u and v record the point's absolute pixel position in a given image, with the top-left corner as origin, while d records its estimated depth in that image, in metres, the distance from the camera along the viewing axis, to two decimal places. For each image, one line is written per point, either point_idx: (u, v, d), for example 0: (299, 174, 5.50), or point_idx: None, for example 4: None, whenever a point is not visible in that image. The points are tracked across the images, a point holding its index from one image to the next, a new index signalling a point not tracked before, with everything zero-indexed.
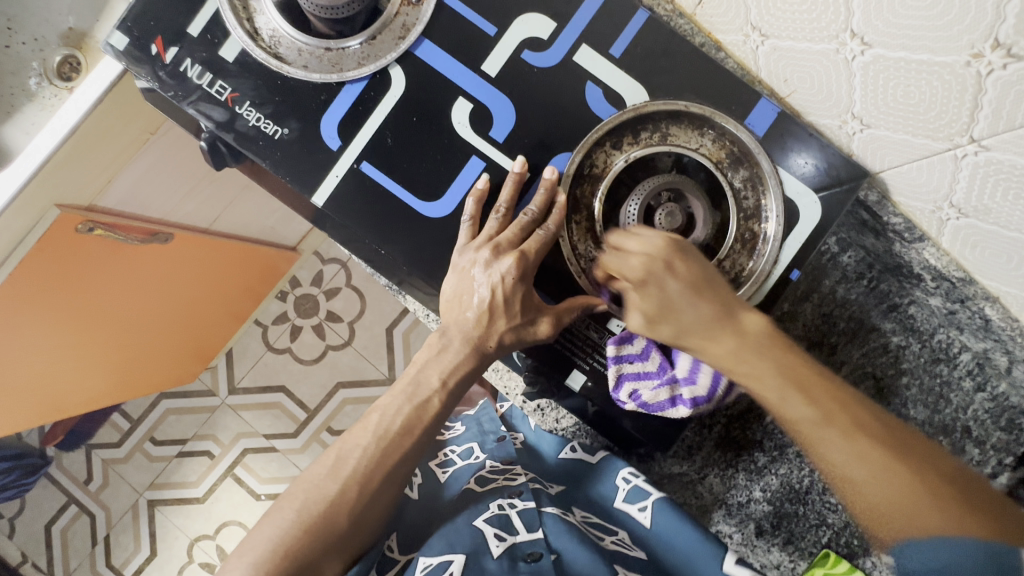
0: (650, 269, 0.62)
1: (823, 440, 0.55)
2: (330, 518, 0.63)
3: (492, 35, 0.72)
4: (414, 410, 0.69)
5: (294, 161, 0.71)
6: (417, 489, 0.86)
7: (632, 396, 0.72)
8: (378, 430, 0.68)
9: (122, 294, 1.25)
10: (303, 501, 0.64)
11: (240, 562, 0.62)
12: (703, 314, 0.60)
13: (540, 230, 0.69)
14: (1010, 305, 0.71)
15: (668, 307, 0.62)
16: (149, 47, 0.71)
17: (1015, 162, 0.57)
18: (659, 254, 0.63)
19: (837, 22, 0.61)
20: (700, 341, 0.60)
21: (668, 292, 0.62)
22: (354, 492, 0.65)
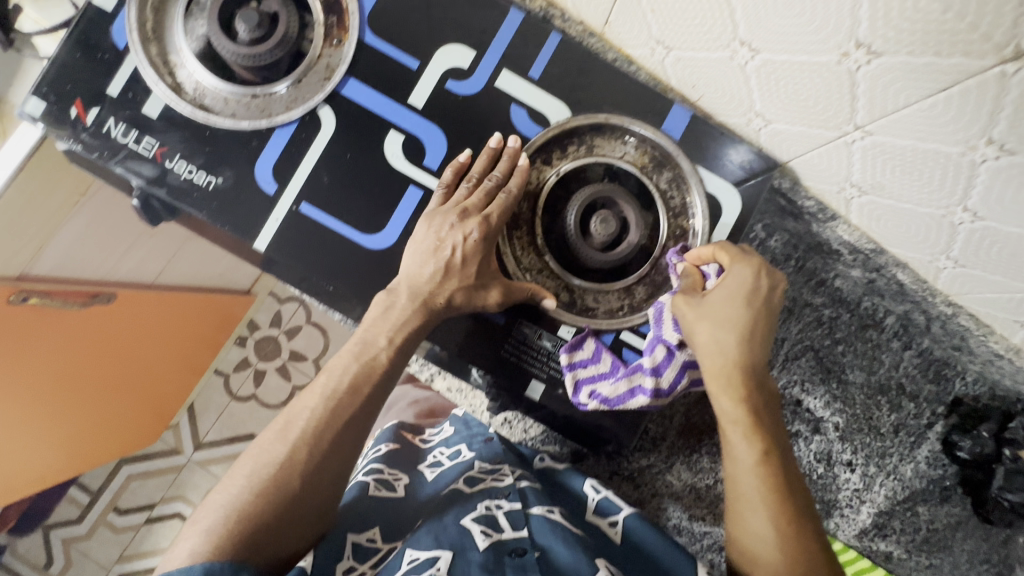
0: (754, 287, 0.69)
1: (755, 503, 0.64)
2: (281, 483, 0.61)
3: (415, 69, 0.74)
4: (361, 367, 0.68)
5: (232, 210, 0.71)
6: (401, 488, 0.82)
7: (592, 398, 0.73)
8: (331, 399, 0.66)
9: (66, 360, 1.20)
10: (254, 467, 0.62)
11: (192, 534, 0.58)
12: (732, 304, 0.68)
13: (502, 193, 0.71)
14: (918, 270, 0.79)
15: (730, 291, 0.68)
16: (68, 109, 0.70)
17: (894, 142, 0.61)
18: (767, 280, 0.70)
19: (726, 33, 0.63)
20: (722, 315, 0.68)
21: (739, 276, 0.69)
22: (304, 450, 0.63)
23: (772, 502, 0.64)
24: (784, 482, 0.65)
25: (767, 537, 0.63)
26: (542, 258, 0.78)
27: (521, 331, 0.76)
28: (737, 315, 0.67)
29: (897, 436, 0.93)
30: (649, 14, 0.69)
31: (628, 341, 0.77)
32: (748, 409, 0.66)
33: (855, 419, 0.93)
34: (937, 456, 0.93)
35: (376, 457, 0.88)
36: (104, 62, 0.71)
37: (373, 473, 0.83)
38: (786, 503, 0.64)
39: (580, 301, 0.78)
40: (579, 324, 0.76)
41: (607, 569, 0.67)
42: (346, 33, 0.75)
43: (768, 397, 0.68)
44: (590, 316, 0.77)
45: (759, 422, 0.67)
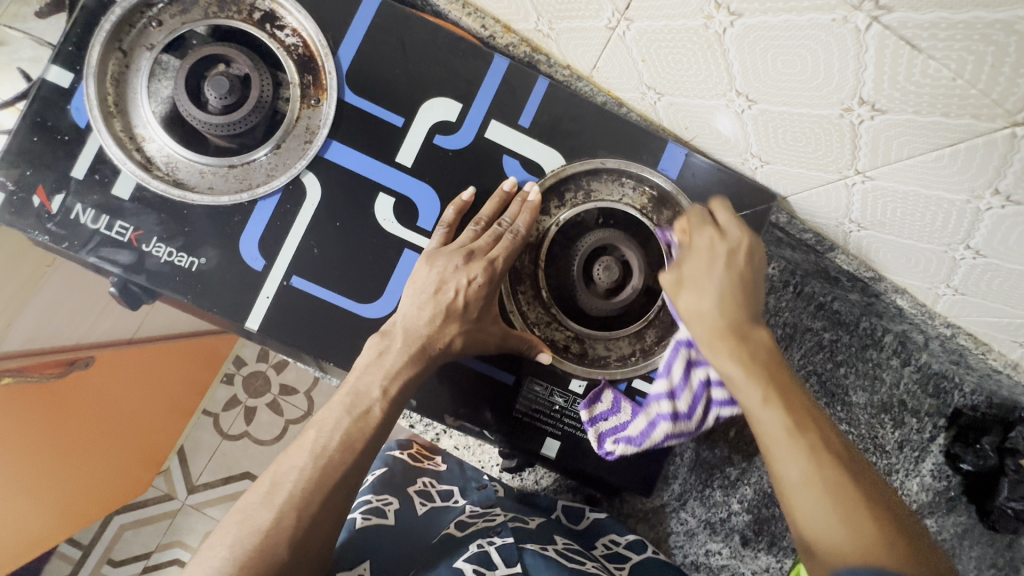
0: (715, 249, 0.66)
1: (786, 451, 0.52)
2: (268, 556, 0.52)
3: (400, 126, 0.70)
4: (354, 423, 0.59)
5: (217, 290, 0.67)
6: (392, 516, 0.75)
7: (618, 444, 0.72)
8: (321, 456, 0.57)
9: (46, 426, 1.15)
10: (238, 534, 0.53)
11: None
12: (708, 269, 0.65)
13: (509, 234, 0.67)
14: (917, 295, 0.78)
15: (699, 276, 0.65)
16: (30, 199, 0.65)
17: (896, 187, 0.60)
18: (731, 240, 0.67)
19: (722, 83, 0.62)
20: (696, 281, 0.64)
21: (712, 249, 0.66)
22: (293, 516, 0.54)
23: (803, 447, 0.52)
24: (821, 435, 0.53)
25: (812, 493, 0.49)
26: (548, 310, 0.75)
27: (531, 389, 0.72)
28: (710, 278, 0.64)
29: (902, 453, 0.94)
30: (640, 62, 0.66)
31: (641, 388, 0.73)
32: (747, 359, 0.58)
33: (861, 439, 0.94)
34: (941, 468, 0.94)
35: (366, 486, 0.83)
36: (65, 143, 0.66)
37: (362, 505, 0.77)
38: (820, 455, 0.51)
39: (591, 351, 0.75)
40: (590, 376, 0.73)
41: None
42: (323, 92, 0.70)
43: (765, 349, 0.59)
44: (602, 366, 0.74)
45: (767, 372, 0.57)
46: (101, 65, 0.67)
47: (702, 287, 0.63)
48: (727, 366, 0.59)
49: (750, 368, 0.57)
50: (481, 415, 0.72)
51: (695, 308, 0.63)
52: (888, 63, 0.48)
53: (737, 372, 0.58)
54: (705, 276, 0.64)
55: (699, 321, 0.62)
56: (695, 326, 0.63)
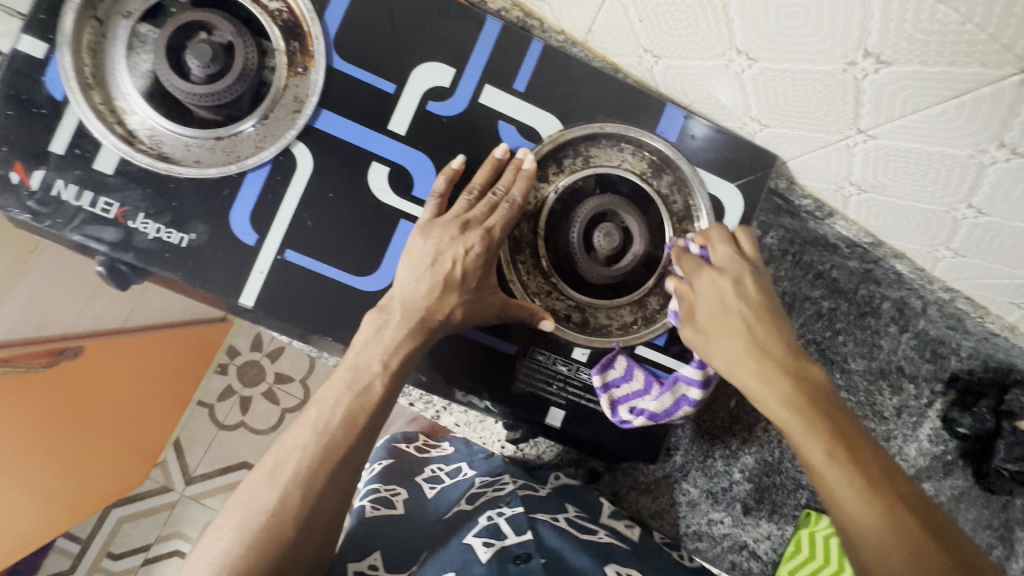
0: (720, 285, 0.63)
1: (856, 510, 0.49)
2: (273, 534, 0.51)
3: (392, 93, 0.68)
4: (355, 399, 0.58)
5: (210, 267, 0.65)
6: (401, 503, 0.77)
7: (636, 414, 0.71)
8: (322, 434, 0.56)
9: (38, 416, 1.13)
10: (242, 513, 0.52)
11: None
12: (718, 308, 0.63)
13: (506, 203, 0.66)
14: (916, 259, 0.78)
15: (716, 314, 0.62)
16: (8, 176, 0.62)
17: (899, 146, 0.60)
18: (732, 272, 0.64)
19: (721, 42, 0.60)
20: (715, 333, 0.62)
21: (723, 284, 0.63)
22: (296, 494, 0.53)
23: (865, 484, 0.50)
24: (872, 463, 0.52)
25: (884, 543, 0.47)
26: (549, 280, 0.74)
27: (534, 356, 0.71)
28: (733, 320, 0.61)
29: (900, 418, 0.94)
30: (637, 22, 0.64)
31: (650, 356, 0.73)
32: (794, 398, 0.56)
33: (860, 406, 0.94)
34: (939, 433, 0.95)
35: (373, 475, 0.85)
36: (41, 117, 0.63)
37: (370, 493, 0.78)
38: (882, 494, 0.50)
39: (592, 320, 0.74)
40: (594, 344, 0.72)
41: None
42: (311, 59, 0.68)
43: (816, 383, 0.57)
44: (604, 333, 0.74)
45: (821, 412, 0.55)
46: (76, 34, 0.64)
47: (725, 330, 0.61)
48: (767, 402, 0.57)
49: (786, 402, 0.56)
50: (483, 389, 0.71)
51: (725, 353, 0.61)
52: (895, 10, 0.47)
53: (778, 409, 0.56)
54: (724, 310, 0.62)
55: (722, 353, 0.61)
56: (729, 370, 0.61)
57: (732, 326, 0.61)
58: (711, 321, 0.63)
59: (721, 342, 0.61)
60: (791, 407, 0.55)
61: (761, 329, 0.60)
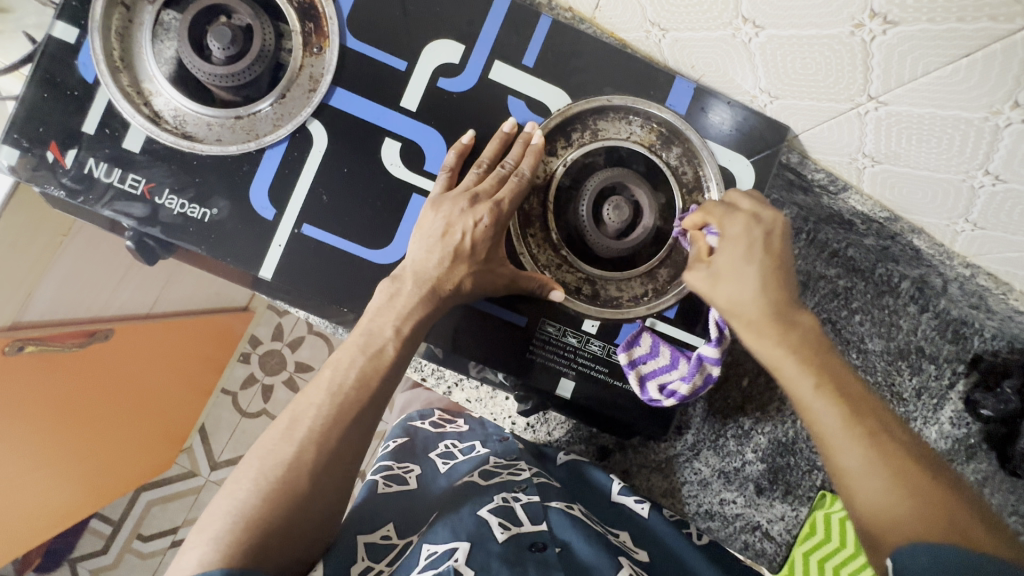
0: (751, 232, 0.61)
1: (844, 440, 0.51)
2: (288, 485, 0.53)
3: (403, 70, 0.70)
4: (369, 361, 0.60)
5: (231, 240, 0.68)
6: (414, 480, 0.78)
7: (666, 394, 0.72)
8: (334, 395, 0.58)
9: (71, 396, 1.18)
10: (259, 467, 0.54)
11: (196, 542, 0.51)
12: (732, 245, 0.61)
13: (515, 176, 0.67)
14: (934, 234, 0.76)
15: (724, 270, 0.61)
16: (44, 154, 0.66)
17: (910, 111, 0.59)
18: (765, 223, 0.61)
19: (727, 11, 0.60)
20: (722, 275, 0.61)
21: (751, 234, 0.61)
22: (313, 450, 0.55)
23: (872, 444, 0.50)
24: (870, 412, 0.53)
25: (882, 502, 0.48)
26: (558, 253, 0.75)
27: (543, 331, 0.72)
28: (742, 268, 0.60)
29: (920, 400, 0.92)
30: None
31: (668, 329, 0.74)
32: (797, 344, 0.56)
33: (877, 387, 0.92)
34: (961, 415, 0.92)
35: (387, 453, 0.85)
36: (74, 98, 0.67)
37: (383, 469, 0.79)
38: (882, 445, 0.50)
39: (602, 293, 0.75)
40: (603, 315, 0.73)
41: (631, 568, 0.62)
42: (325, 40, 0.70)
43: (812, 334, 0.57)
44: (613, 306, 0.74)
45: (820, 366, 0.55)
46: (105, 19, 0.67)
47: (732, 274, 0.60)
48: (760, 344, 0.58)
49: (784, 346, 0.56)
50: (493, 359, 0.72)
51: (733, 299, 0.60)
52: None
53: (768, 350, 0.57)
54: (732, 255, 0.60)
55: (723, 288, 0.60)
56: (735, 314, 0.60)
57: (737, 277, 0.59)
58: (718, 269, 0.61)
59: (722, 286, 0.60)
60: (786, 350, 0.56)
61: (779, 268, 0.60)
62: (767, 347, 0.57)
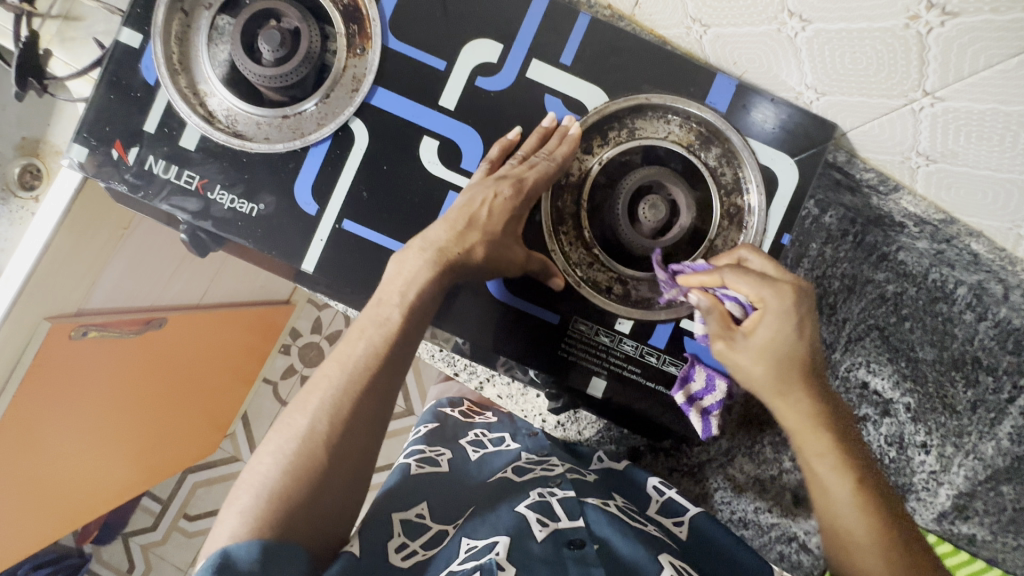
0: (782, 304, 0.61)
1: (838, 502, 0.60)
2: (312, 460, 0.55)
3: (442, 70, 0.71)
4: (401, 349, 0.62)
5: (276, 234, 0.71)
6: (446, 463, 0.79)
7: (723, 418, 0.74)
8: (364, 381, 0.59)
9: (126, 381, 1.26)
10: (290, 445, 0.56)
11: (230, 515, 0.53)
12: (774, 329, 0.61)
13: (543, 163, 0.67)
14: (994, 237, 0.71)
15: (781, 353, 0.61)
16: (109, 152, 0.71)
17: (971, 107, 0.56)
18: (781, 295, 0.61)
19: (772, 5, 0.59)
20: (778, 353, 0.61)
21: (773, 309, 0.61)
22: (345, 433, 0.57)
23: (861, 489, 0.60)
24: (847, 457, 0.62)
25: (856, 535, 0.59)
26: (591, 251, 0.75)
27: (576, 328, 0.72)
28: (785, 348, 0.61)
29: (975, 414, 0.87)
30: None
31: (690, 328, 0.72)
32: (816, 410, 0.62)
33: (927, 398, 0.88)
34: (1021, 431, 0.86)
35: (418, 437, 0.87)
36: (136, 100, 0.71)
37: (416, 452, 0.81)
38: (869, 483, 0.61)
39: (634, 292, 0.74)
40: (635, 315, 0.72)
41: (673, 566, 0.60)
42: (368, 41, 0.72)
43: (834, 398, 0.64)
44: (646, 305, 0.73)
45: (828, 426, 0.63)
46: (166, 25, 0.71)
47: (768, 362, 0.61)
48: (786, 416, 0.63)
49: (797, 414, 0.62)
50: (520, 353, 0.72)
51: (761, 381, 0.63)
52: None
53: (792, 420, 0.63)
54: (753, 352, 0.62)
55: (756, 368, 0.62)
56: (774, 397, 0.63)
57: (781, 359, 0.61)
58: (776, 348, 0.61)
59: (749, 370, 0.63)
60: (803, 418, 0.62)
61: (750, 342, 0.62)
62: (788, 419, 0.63)
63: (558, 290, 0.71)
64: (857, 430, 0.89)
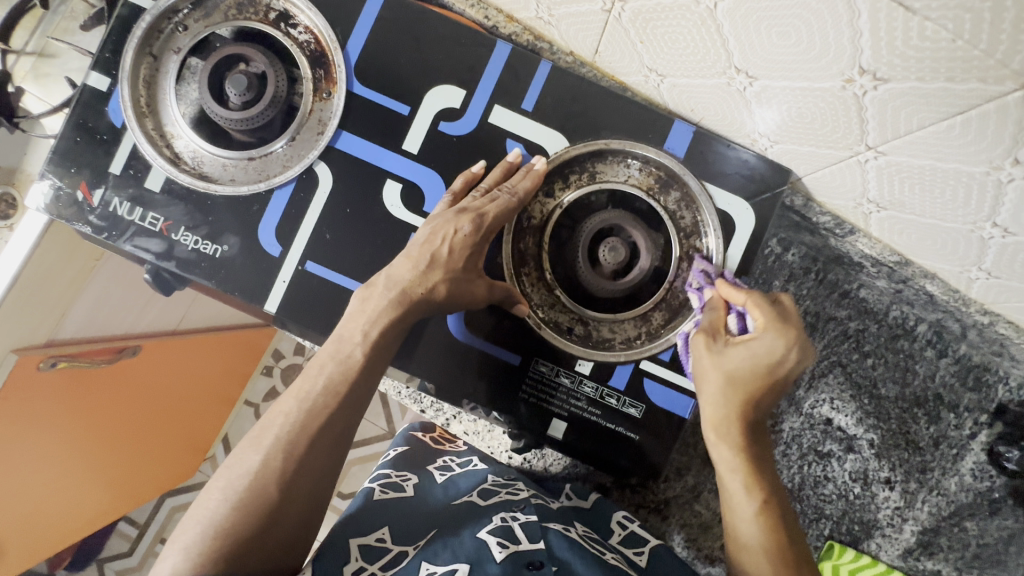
0: (781, 330, 0.61)
1: (752, 530, 0.60)
2: (258, 495, 0.55)
3: (406, 114, 0.73)
4: (342, 373, 0.61)
5: (238, 276, 0.71)
6: (412, 488, 0.78)
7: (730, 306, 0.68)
8: (315, 411, 0.59)
9: (100, 405, 1.25)
10: (234, 481, 0.55)
11: (168, 557, 0.52)
12: (769, 340, 0.60)
13: (508, 196, 0.67)
14: (948, 279, 0.73)
15: (740, 364, 0.61)
16: (74, 194, 0.71)
17: (911, 163, 0.58)
18: (791, 336, 0.61)
19: (721, 61, 0.61)
20: (735, 362, 0.61)
21: (763, 325, 0.61)
22: (286, 466, 0.56)
23: (778, 543, 0.59)
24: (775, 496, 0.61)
25: (766, 558, 0.59)
26: (552, 292, 0.76)
27: (537, 369, 0.73)
28: (759, 366, 0.61)
29: (938, 450, 0.88)
30: (639, 45, 0.65)
31: (649, 370, 0.73)
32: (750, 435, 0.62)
33: (891, 434, 0.88)
34: (983, 468, 0.87)
35: (386, 461, 0.85)
36: (103, 142, 0.72)
37: (381, 477, 0.80)
38: (792, 557, 0.59)
39: (595, 333, 0.75)
40: (595, 356, 0.73)
41: None
42: (334, 85, 0.73)
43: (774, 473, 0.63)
44: (607, 346, 0.74)
45: (758, 468, 0.62)
46: (134, 69, 0.73)
47: (727, 368, 0.61)
48: (715, 423, 0.63)
49: (725, 419, 0.62)
50: (482, 392, 0.73)
51: (714, 382, 0.62)
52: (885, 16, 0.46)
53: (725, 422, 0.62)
54: (734, 350, 0.62)
55: (715, 365, 0.62)
56: (716, 402, 0.62)
57: (742, 369, 0.61)
58: (750, 354, 0.61)
59: (705, 365, 0.63)
60: (729, 420, 0.62)
61: (739, 343, 0.62)
62: (712, 425, 0.63)
63: (519, 315, 0.71)
64: (822, 466, 0.89)
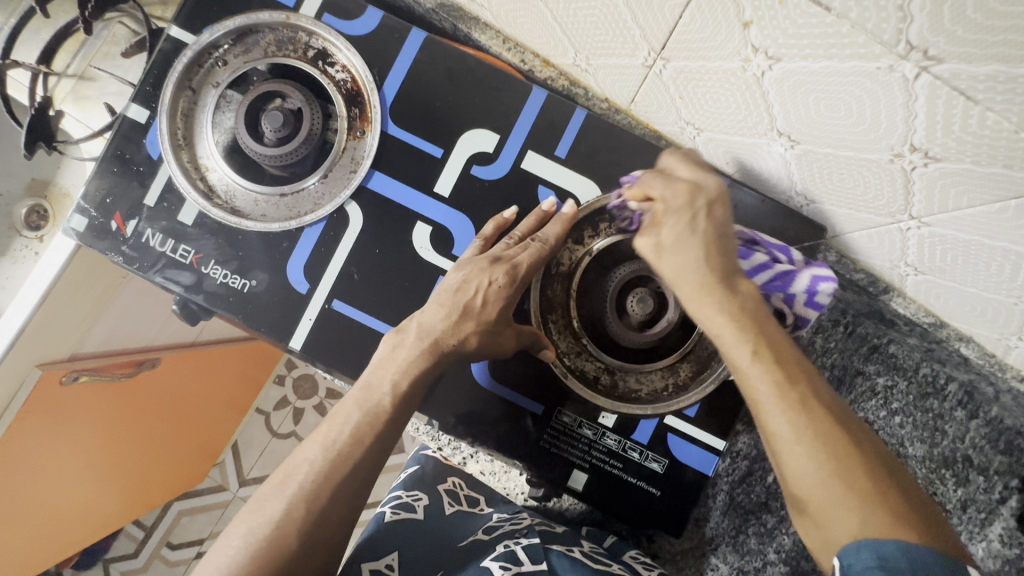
0: (692, 201, 0.57)
1: (776, 412, 0.48)
2: (275, 544, 0.52)
3: (439, 156, 0.73)
4: (363, 418, 0.59)
5: (265, 311, 0.72)
6: (421, 510, 0.78)
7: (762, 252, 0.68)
8: (338, 459, 0.56)
9: (117, 415, 1.26)
10: (250, 525, 0.54)
11: None
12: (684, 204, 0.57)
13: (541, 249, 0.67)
14: (984, 344, 0.71)
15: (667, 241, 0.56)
16: (108, 224, 0.72)
17: (956, 236, 0.57)
18: (706, 194, 0.57)
19: (763, 123, 0.60)
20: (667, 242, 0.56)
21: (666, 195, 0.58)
22: (302, 509, 0.54)
23: (804, 412, 0.48)
24: (789, 361, 0.51)
25: (797, 444, 0.47)
26: (579, 340, 0.75)
27: (560, 419, 0.72)
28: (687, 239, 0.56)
29: (964, 513, 0.84)
30: (678, 98, 0.65)
31: (674, 426, 0.72)
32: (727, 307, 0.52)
33: None
34: (1012, 535, 0.82)
35: (398, 483, 0.85)
36: (139, 174, 0.73)
37: (392, 499, 0.80)
38: (829, 423, 0.47)
39: (622, 384, 0.74)
40: (620, 409, 0.71)
41: None
42: (368, 123, 0.74)
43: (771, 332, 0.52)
44: (633, 399, 0.73)
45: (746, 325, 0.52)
46: (172, 102, 0.73)
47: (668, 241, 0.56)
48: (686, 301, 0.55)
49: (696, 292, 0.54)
50: (503, 437, 0.72)
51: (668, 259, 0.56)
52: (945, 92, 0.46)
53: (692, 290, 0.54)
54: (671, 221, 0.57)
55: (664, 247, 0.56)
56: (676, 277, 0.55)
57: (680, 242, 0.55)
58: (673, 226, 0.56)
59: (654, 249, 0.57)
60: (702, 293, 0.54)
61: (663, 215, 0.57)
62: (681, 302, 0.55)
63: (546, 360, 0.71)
64: None
